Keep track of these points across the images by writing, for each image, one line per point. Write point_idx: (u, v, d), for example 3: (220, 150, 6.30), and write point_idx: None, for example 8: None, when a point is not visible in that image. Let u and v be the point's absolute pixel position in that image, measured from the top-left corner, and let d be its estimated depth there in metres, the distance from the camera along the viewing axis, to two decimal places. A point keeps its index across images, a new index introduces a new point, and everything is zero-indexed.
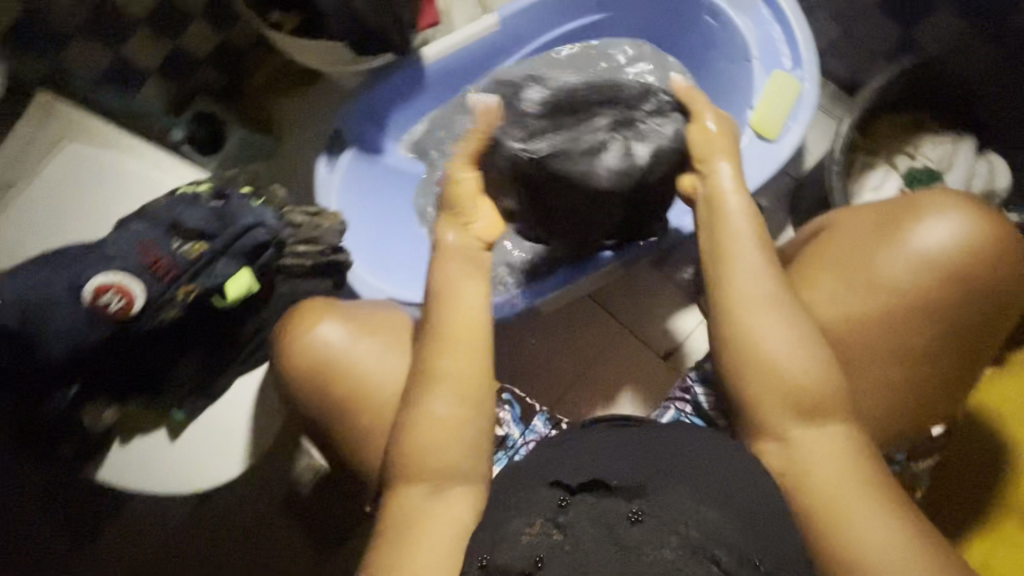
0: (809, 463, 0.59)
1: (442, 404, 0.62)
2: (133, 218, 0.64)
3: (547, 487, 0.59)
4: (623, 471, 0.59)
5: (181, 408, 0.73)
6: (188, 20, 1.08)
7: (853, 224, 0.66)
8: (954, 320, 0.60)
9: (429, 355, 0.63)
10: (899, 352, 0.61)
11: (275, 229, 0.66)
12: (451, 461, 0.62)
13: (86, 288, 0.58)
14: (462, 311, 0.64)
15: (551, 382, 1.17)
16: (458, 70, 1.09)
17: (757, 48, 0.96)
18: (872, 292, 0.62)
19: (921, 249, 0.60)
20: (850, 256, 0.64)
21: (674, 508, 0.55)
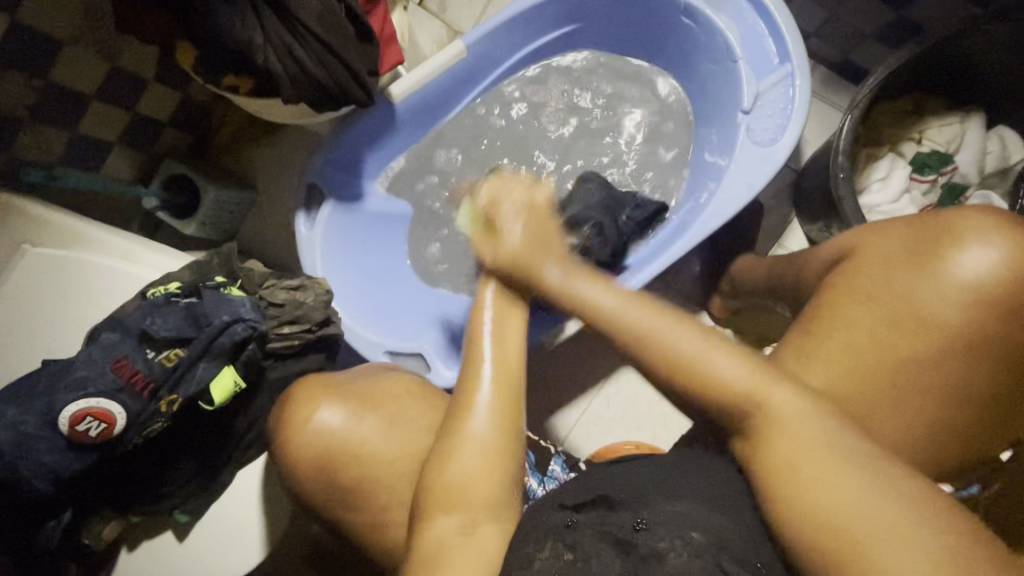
0: (833, 522, 0.45)
1: (471, 458, 0.58)
2: (104, 328, 0.60)
3: (557, 510, 0.59)
4: (628, 489, 0.58)
5: (183, 510, 0.69)
6: (143, 84, 1.06)
7: (881, 249, 0.58)
8: (1006, 357, 0.53)
9: (462, 408, 0.60)
10: (946, 403, 0.53)
11: (254, 322, 0.61)
12: (483, 497, 0.58)
13: (62, 418, 0.54)
14: (505, 351, 0.62)
15: (564, 407, 1.14)
16: (429, 104, 1.04)
17: (740, 48, 0.90)
18: (911, 331, 0.54)
19: (963, 279, 0.53)
20: (884, 289, 0.56)
21: (676, 520, 0.53)
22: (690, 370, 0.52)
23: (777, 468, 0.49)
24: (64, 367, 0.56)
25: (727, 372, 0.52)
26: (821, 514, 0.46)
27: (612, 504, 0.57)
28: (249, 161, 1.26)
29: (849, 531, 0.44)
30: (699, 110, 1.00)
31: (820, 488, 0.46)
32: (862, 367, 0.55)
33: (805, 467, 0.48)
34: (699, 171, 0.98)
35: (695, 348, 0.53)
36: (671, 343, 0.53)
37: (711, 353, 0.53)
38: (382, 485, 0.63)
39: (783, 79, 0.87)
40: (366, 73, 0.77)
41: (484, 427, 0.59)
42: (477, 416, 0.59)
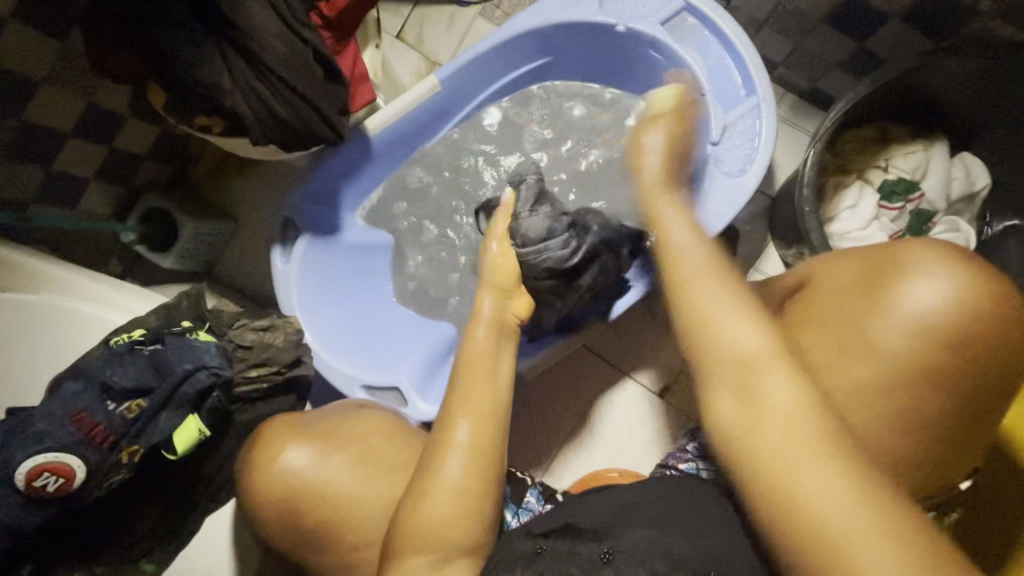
0: (801, 512, 0.44)
1: (441, 497, 0.58)
2: (66, 377, 0.60)
3: (527, 538, 0.63)
4: (591, 516, 0.64)
5: (150, 558, 0.68)
6: (120, 121, 1.07)
7: (837, 274, 0.59)
8: (954, 386, 0.53)
9: (438, 445, 0.61)
10: (904, 427, 0.54)
11: (218, 369, 0.61)
12: (453, 538, 0.58)
13: (19, 475, 0.53)
14: (481, 390, 0.63)
15: (546, 432, 1.14)
16: (404, 136, 1.05)
17: (708, 81, 0.91)
18: (862, 360, 0.54)
19: (911, 312, 0.53)
20: (837, 318, 0.57)
21: (643, 547, 0.57)
22: (700, 329, 0.51)
23: (766, 453, 0.46)
24: (22, 418, 0.56)
25: (739, 336, 0.49)
26: (801, 512, 0.44)
27: (578, 533, 0.62)
28: (229, 193, 1.28)
29: (828, 528, 0.43)
30: None
31: (797, 475, 0.45)
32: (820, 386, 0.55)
33: (791, 456, 0.45)
34: (673, 198, 0.99)
35: (722, 314, 0.51)
36: (694, 306, 0.52)
37: (730, 317, 0.51)
38: (349, 530, 0.62)
39: (750, 111, 0.89)
40: (336, 113, 0.77)
41: (458, 469, 0.59)
42: (451, 456, 0.60)
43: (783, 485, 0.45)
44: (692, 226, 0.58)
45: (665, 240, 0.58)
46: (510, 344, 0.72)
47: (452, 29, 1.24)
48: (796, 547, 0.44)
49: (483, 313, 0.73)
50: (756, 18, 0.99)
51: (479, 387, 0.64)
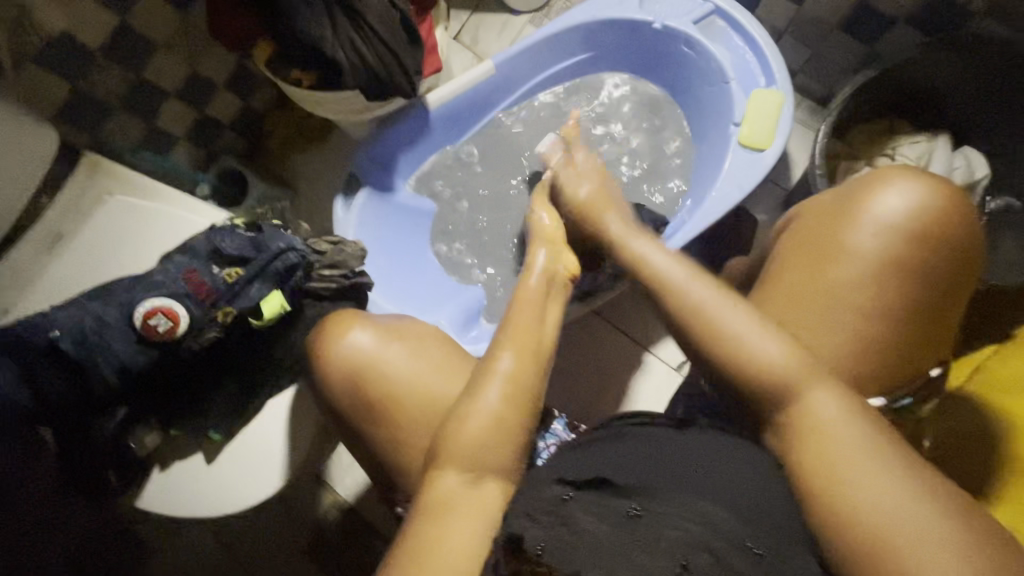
0: (858, 509, 0.53)
1: (492, 396, 0.65)
2: (175, 251, 0.70)
3: (554, 484, 0.62)
4: (625, 473, 0.62)
5: (216, 429, 0.76)
6: (213, 89, 1.22)
7: (815, 204, 0.71)
8: (918, 277, 0.63)
9: (487, 361, 0.68)
10: (883, 314, 0.64)
11: (304, 253, 0.71)
12: (488, 456, 0.63)
13: (138, 312, 0.63)
14: (525, 325, 0.70)
15: (570, 398, 1.18)
16: (459, 112, 1.19)
17: (733, 72, 1.04)
18: (841, 264, 0.65)
19: (878, 218, 0.65)
20: (819, 235, 0.68)
21: (675, 507, 0.57)
22: (715, 345, 0.63)
23: (819, 460, 0.57)
24: (142, 274, 0.66)
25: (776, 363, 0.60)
26: (865, 518, 0.52)
27: (611, 487, 0.60)
28: (291, 166, 1.40)
29: (876, 526, 0.52)
30: (697, 128, 1.13)
31: (847, 474, 0.54)
32: (806, 297, 0.66)
33: (846, 467, 0.55)
34: (699, 175, 1.10)
35: (744, 339, 0.62)
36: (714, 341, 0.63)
37: (728, 327, 0.63)
38: (400, 410, 0.70)
39: (771, 97, 0.99)
40: (412, 71, 0.91)
41: (497, 395, 0.64)
42: (491, 383, 0.65)
43: (839, 492, 0.54)
44: (690, 273, 0.68)
45: (647, 263, 0.71)
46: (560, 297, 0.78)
47: (505, 34, 1.39)
48: (851, 534, 0.53)
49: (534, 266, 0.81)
50: (777, 27, 1.13)
51: (523, 333, 0.69)
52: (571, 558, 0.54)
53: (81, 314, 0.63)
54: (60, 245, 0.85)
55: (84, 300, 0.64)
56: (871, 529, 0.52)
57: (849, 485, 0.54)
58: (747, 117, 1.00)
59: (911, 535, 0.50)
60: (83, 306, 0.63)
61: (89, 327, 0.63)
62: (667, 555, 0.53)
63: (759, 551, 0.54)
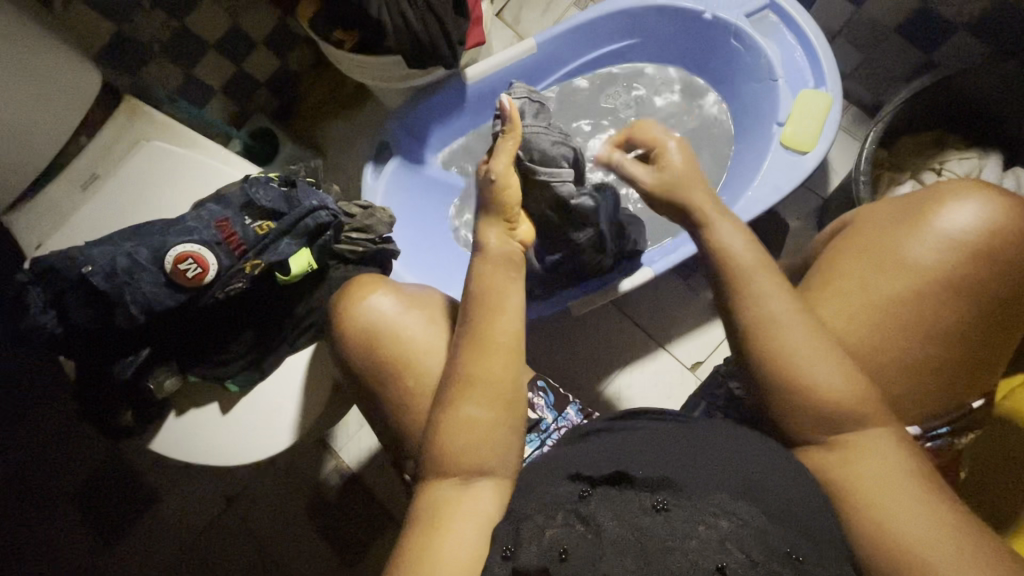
0: (902, 541, 0.53)
1: (474, 408, 0.63)
2: (209, 199, 0.70)
3: (569, 481, 0.60)
4: (646, 465, 0.60)
5: (234, 380, 0.76)
6: (253, 46, 1.22)
7: (876, 212, 0.69)
8: (977, 298, 0.62)
9: (468, 362, 0.65)
10: (935, 338, 0.62)
11: (336, 212, 0.71)
12: (491, 458, 0.63)
13: (169, 255, 0.63)
14: (499, 319, 0.66)
15: (581, 386, 1.18)
16: (497, 91, 1.18)
17: (781, 70, 1.01)
18: (898, 276, 0.63)
19: (944, 231, 0.63)
20: (877, 243, 0.66)
21: (699, 501, 0.57)
22: (777, 359, 0.61)
23: (859, 473, 0.58)
24: (175, 219, 0.66)
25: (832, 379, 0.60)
26: (895, 533, 0.54)
27: (630, 482, 0.59)
28: (323, 131, 1.40)
29: (916, 556, 0.53)
30: (737, 125, 1.11)
31: (891, 508, 0.55)
32: (859, 308, 0.64)
33: (890, 503, 0.55)
34: (734, 173, 1.08)
35: (798, 350, 0.61)
36: (766, 349, 0.62)
37: (784, 332, 0.62)
38: (416, 378, 0.70)
39: (820, 98, 0.97)
40: (457, 41, 0.90)
41: (480, 409, 0.63)
42: (473, 399, 0.63)
43: (875, 503, 0.56)
44: (762, 269, 0.65)
45: (717, 240, 0.68)
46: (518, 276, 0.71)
47: (549, 15, 1.36)
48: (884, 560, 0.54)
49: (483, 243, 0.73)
50: (831, 28, 1.09)
51: (495, 320, 0.66)
52: (595, 561, 0.53)
53: (114, 252, 0.63)
54: (96, 184, 0.86)
55: (116, 237, 0.64)
56: (902, 544, 0.53)
57: (892, 516, 0.55)
58: (792, 117, 0.98)
59: (943, 553, 0.52)
60: (117, 245, 0.64)
61: (120, 264, 0.63)
62: (701, 557, 0.52)
63: (800, 557, 0.53)
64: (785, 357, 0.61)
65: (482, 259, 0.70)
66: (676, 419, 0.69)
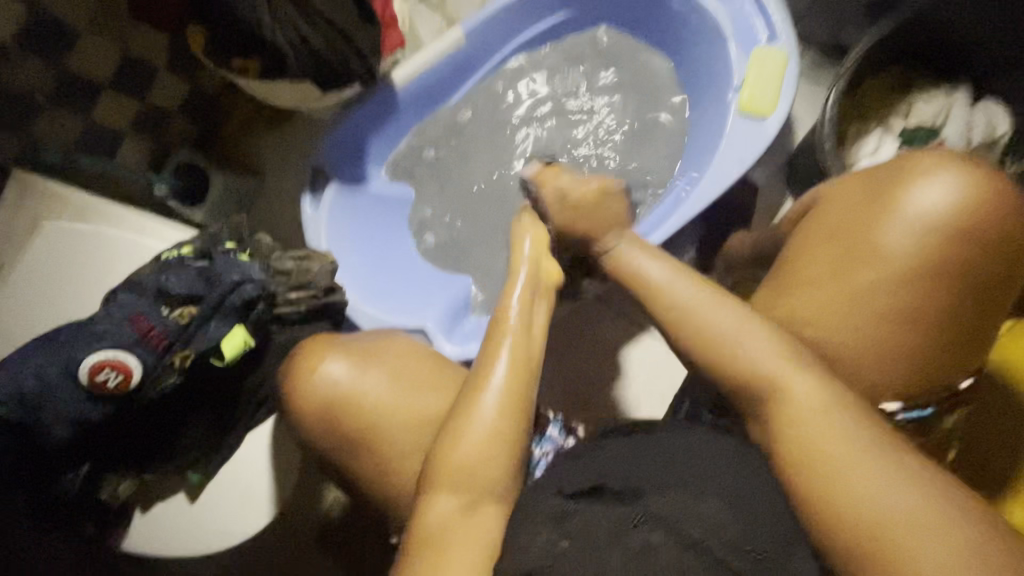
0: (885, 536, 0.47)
1: (489, 409, 0.58)
2: (120, 289, 0.63)
3: (553, 495, 0.55)
4: (620, 475, 0.56)
5: (195, 469, 0.72)
6: (156, 75, 1.10)
7: (844, 191, 0.64)
8: (955, 281, 0.57)
9: (484, 360, 0.60)
10: (913, 325, 0.58)
11: (263, 282, 0.64)
12: (488, 476, 0.56)
13: (80, 369, 0.57)
14: (527, 328, 0.63)
15: (560, 390, 1.05)
16: (431, 89, 1.08)
17: (730, 27, 0.93)
18: (867, 263, 0.59)
19: (915, 213, 0.58)
20: (846, 228, 0.62)
21: (671, 509, 0.52)
22: (724, 356, 0.57)
23: (834, 477, 0.50)
24: (81, 322, 0.59)
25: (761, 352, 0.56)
26: (856, 515, 0.49)
27: (609, 495, 0.54)
28: (256, 153, 1.29)
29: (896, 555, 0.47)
30: (692, 88, 1.03)
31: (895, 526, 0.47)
32: (830, 301, 0.60)
33: (878, 501, 0.48)
34: (696, 143, 1.00)
35: (704, 307, 0.59)
36: (703, 327, 0.59)
37: (746, 337, 0.57)
38: (384, 444, 0.65)
39: (774, 54, 0.89)
40: (369, 52, 0.80)
41: (494, 408, 0.57)
42: (486, 398, 0.58)
43: (829, 483, 0.50)
44: (722, 301, 0.59)
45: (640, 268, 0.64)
46: (543, 307, 0.66)
47: None
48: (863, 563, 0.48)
49: (522, 259, 0.68)
50: None
51: (513, 343, 0.61)
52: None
53: (17, 374, 0.57)
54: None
55: (21, 356, 0.58)
56: (871, 532, 0.48)
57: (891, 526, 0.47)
58: (748, 80, 0.90)
59: (910, 545, 0.46)
60: (20, 365, 0.57)
61: (29, 387, 0.56)
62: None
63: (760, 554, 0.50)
64: (729, 351, 0.57)
65: (516, 290, 0.65)
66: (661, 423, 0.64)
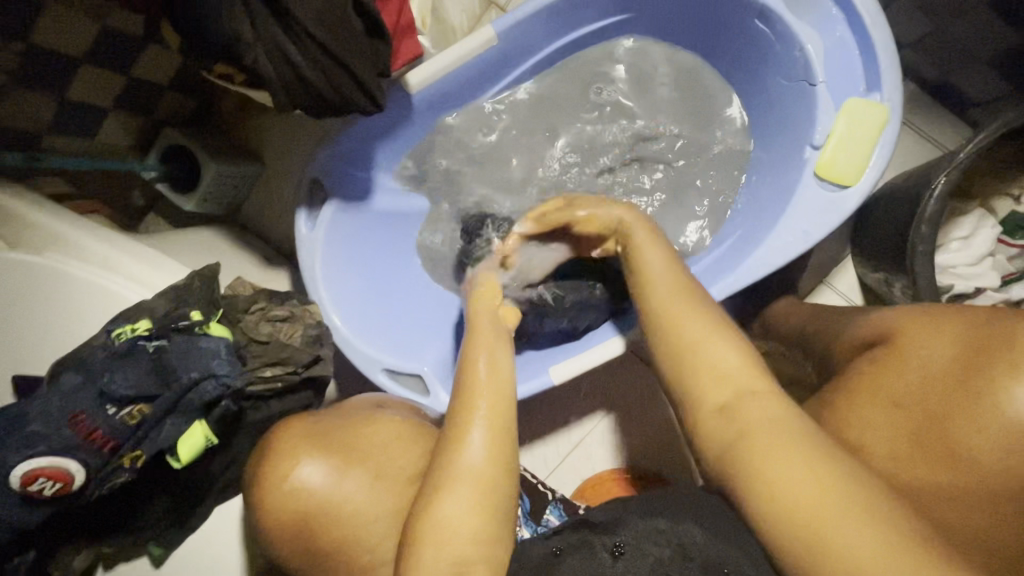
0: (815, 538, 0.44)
1: (458, 505, 0.55)
2: (65, 367, 0.54)
3: (541, 543, 0.60)
4: (619, 525, 0.58)
5: (159, 541, 0.65)
6: (140, 46, 0.96)
7: (931, 351, 0.52)
8: None
9: (457, 426, 0.59)
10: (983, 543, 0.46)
11: (228, 380, 0.55)
12: (462, 545, 0.54)
13: (12, 477, 0.49)
14: (490, 381, 0.62)
15: (568, 446, 0.99)
16: (452, 95, 0.92)
17: (823, 69, 0.76)
18: (934, 450, 0.49)
19: (1017, 418, 0.45)
20: (913, 389, 0.52)
21: (654, 533, 0.56)
22: (682, 347, 0.55)
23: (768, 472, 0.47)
24: (17, 414, 0.51)
25: (722, 364, 0.53)
26: (783, 502, 0.46)
27: (592, 528, 0.59)
28: (255, 135, 1.16)
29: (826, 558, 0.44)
30: (759, 128, 0.87)
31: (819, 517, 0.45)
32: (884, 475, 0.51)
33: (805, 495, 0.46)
34: (751, 196, 0.86)
35: (679, 306, 0.58)
36: (675, 314, 0.57)
37: (715, 338, 0.55)
38: (360, 560, 0.58)
39: (873, 111, 0.72)
40: (377, 77, 0.66)
41: (466, 508, 0.55)
42: (456, 490, 0.55)
43: (766, 480, 0.47)
44: (702, 305, 0.58)
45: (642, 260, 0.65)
46: (509, 355, 0.66)
47: None
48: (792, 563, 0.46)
49: (477, 327, 0.69)
50: None
51: (486, 413, 0.59)
52: None
53: None
54: None
55: None
56: (806, 539, 0.45)
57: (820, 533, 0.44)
58: (833, 139, 0.75)
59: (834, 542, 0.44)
60: None
61: None
62: None
63: None
64: (694, 345, 0.55)
65: (479, 360, 0.64)
66: None
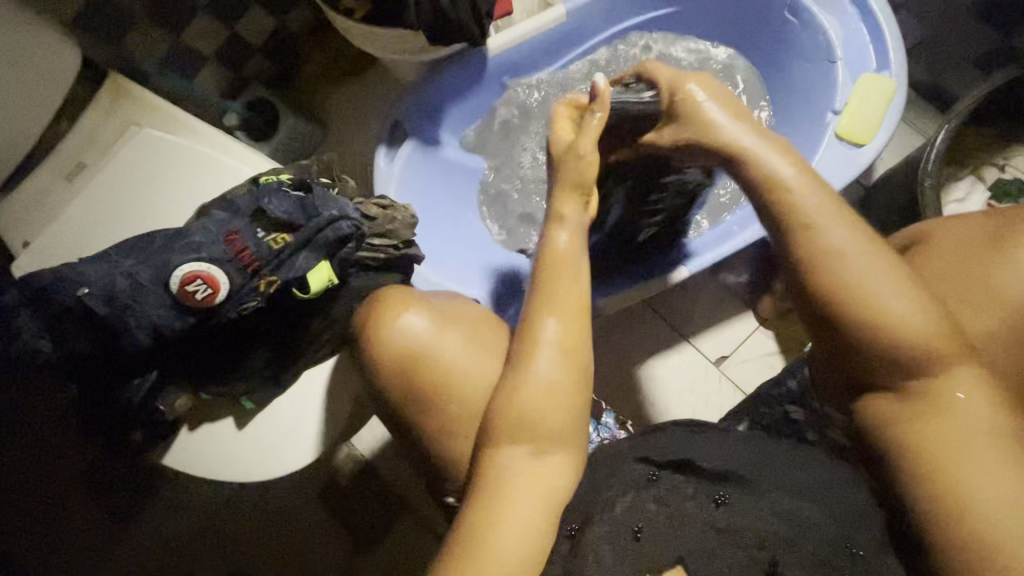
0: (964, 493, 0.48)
1: (545, 368, 0.55)
2: (214, 207, 0.64)
3: (636, 462, 0.60)
4: (712, 456, 0.59)
5: (250, 396, 0.71)
6: (248, 5, 1.09)
7: (957, 230, 0.61)
8: None
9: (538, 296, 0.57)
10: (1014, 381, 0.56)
11: (357, 222, 0.64)
12: (551, 420, 0.54)
13: (176, 275, 0.58)
14: (571, 258, 0.58)
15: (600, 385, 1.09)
16: (521, 61, 1.06)
17: (841, 50, 0.92)
18: (982, 306, 0.57)
19: None
20: (958, 264, 0.59)
21: (761, 500, 0.56)
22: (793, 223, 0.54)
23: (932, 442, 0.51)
24: (179, 231, 0.59)
25: (842, 245, 0.52)
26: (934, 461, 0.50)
27: (693, 470, 0.58)
28: (326, 102, 1.27)
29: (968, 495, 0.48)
30: (785, 108, 1.02)
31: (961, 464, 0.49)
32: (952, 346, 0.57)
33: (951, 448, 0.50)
34: None
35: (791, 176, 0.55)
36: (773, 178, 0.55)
37: (829, 221, 0.53)
38: (455, 405, 0.65)
39: (883, 83, 0.88)
40: (485, 15, 0.80)
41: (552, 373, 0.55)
42: (542, 357, 0.55)
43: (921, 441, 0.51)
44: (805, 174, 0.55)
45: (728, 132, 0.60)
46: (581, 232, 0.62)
47: None
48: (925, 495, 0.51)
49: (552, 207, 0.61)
50: None
51: (569, 285, 0.57)
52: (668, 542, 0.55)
53: (113, 271, 0.58)
54: (82, 176, 0.76)
55: (115, 255, 0.59)
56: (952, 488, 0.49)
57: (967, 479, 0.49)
58: (849, 106, 0.89)
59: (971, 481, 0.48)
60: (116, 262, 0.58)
61: (122, 287, 0.57)
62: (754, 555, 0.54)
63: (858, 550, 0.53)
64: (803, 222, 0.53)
65: (558, 228, 0.60)
66: (719, 428, 0.63)
